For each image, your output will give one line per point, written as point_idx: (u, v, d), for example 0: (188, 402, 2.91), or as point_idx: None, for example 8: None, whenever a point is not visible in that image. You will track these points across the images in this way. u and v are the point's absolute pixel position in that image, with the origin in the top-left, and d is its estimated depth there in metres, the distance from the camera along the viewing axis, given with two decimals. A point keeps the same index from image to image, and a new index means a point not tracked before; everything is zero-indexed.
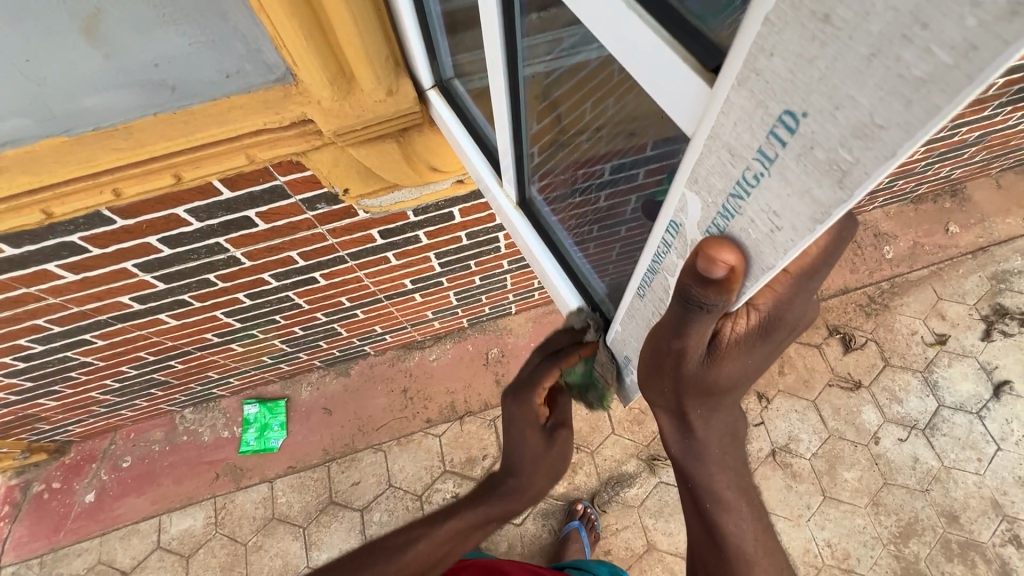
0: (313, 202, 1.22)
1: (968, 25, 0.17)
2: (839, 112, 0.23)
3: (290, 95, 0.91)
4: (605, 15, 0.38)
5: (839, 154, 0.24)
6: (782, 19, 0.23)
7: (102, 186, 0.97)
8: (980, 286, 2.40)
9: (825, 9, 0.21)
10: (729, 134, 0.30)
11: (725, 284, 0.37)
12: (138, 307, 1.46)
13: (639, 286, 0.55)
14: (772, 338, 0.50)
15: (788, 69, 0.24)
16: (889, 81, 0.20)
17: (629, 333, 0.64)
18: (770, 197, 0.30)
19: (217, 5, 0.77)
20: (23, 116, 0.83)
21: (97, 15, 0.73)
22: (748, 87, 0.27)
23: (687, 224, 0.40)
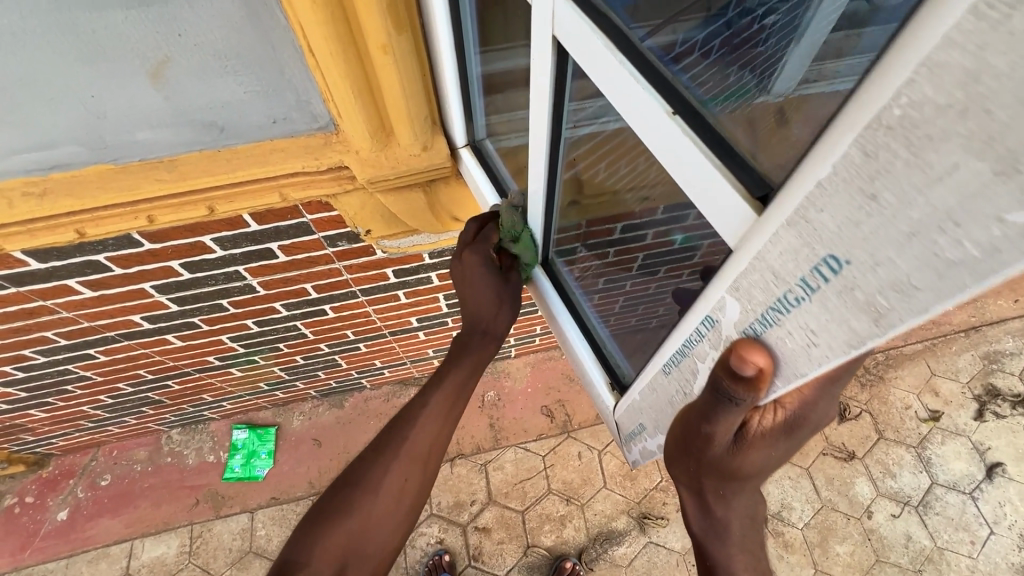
0: (334, 239, 1.25)
1: (993, 233, 0.21)
2: (879, 268, 0.27)
3: (330, 143, 0.97)
4: (658, 130, 0.46)
5: (877, 299, 0.28)
6: (832, 188, 0.28)
7: (138, 212, 1.00)
8: (973, 364, 2.44)
9: (872, 190, 0.25)
10: (775, 260, 0.35)
11: (754, 382, 0.40)
12: (147, 326, 1.46)
13: (665, 364, 0.58)
14: (797, 437, 0.52)
15: (836, 224, 0.28)
16: (926, 256, 0.24)
17: (648, 404, 0.67)
18: (809, 318, 0.33)
19: (278, 61, 0.83)
20: (76, 143, 0.88)
21: (165, 63, 0.79)
22: (797, 228, 0.32)
23: (723, 322, 0.44)
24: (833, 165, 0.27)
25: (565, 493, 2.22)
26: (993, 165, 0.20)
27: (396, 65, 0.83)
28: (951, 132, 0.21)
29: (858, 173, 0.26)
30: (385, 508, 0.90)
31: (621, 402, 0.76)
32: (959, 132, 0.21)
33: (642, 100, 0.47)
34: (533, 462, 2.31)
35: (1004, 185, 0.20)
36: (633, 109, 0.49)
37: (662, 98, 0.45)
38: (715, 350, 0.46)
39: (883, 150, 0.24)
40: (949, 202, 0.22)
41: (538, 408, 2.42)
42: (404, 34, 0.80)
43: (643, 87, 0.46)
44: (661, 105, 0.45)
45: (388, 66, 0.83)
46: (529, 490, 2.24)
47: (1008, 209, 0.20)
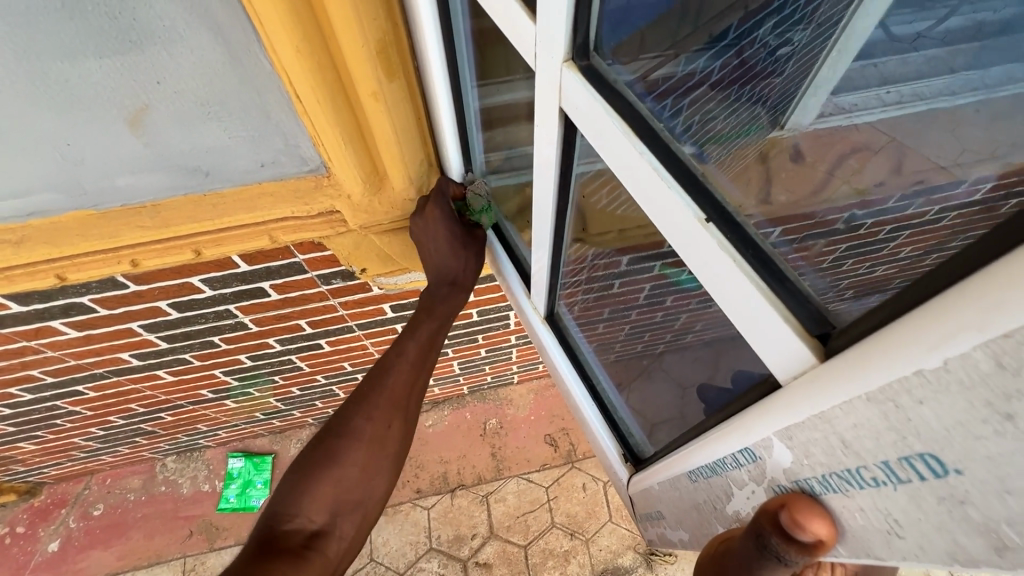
0: (328, 277, 1.20)
1: None
2: (1007, 496, 0.23)
3: (320, 186, 0.92)
4: (690, 235, 0.41)
5: (1001, 528, 0.24)
6: (942, 384, 0.24)
7: (121, 256, 0.95)
8: None
9: (1008, 410, 0.22)
10: (844, 428, 0.31)
11: (813, 548, 0.36)
12: (136, 362, 1.41)
13: (691, 473, 0.52)
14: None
15: (948, 427, 0.25)
16: None
17: (667, 496, 0.61)
18: (893, 506, 0.30)
19: (263, 105, 0.78)
20: (55, 190, 0.83)
21: (144, 111, 0.74)
22: (881, 407, 0.28)
23: (769, 461, 0.39)
24: (949, 360, 0.24)
25: (569, 527, 2.15)
26: None
27: (389, 113, 0.79)
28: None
29: (989, 385, 0.22)
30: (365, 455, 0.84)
31: (635, 481, 0.69)
32: None
33: (670, 200, 0.42)
34: (535, 493, 2.23)
35: None
36: (657, 205, 0.44)
37: (694, 202, 0.40)
38: (754, 482, 0.42)
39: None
40: None
41: (541, 437, 2.35)
42: (395, 81, 0.76)
43: (675, 190, 0.41)
44: (692, 210, 0.40)
45: (380, 114, 0.78)
46: (532, 523, 2.17)
47: None
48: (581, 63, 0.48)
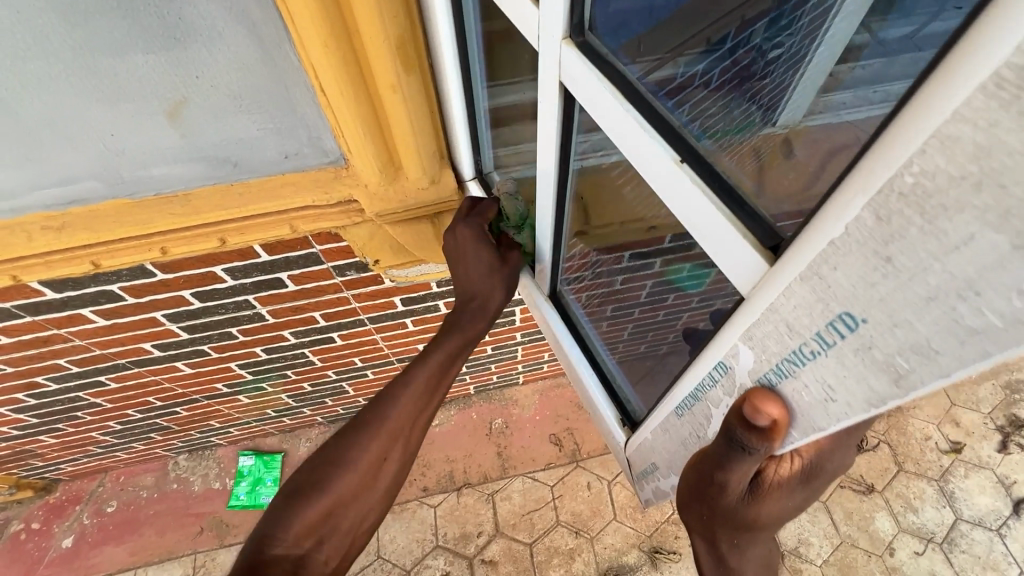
0: (343, 269, 1.26)
1: (1014, 305, 0.21)
2: (898, 329, 0.27)
3: (340, 177, 0.99)
4: (668, 179, 0.47)
5: (897, 360, 0.28)
6: (845, 247, 0.28)
7: (152, 244, 1.02)
8: (993, 395, 2.39)
9: (887, 253, 0.26)
10: (788, 312, 0.35)
11: (769, 432, 0.40)
12: (157, 353, 1.47)
13: (677, 406, 0.57)
14: (813, 485, 0.50)
15: (848, 282, 0.29)
16: (946, 322, 0.24)
17: (659, 443, 0.65)
18: (826, 373, 0.33)
19: (291, 100, 0.85)
20: (94, 179, 0.90)
21: (182, 104, 0.81)
22: (810, 283, 0.32)
23: (737, 368, 0.43)
24: (848, 226, 0.27)
25: (574, 525, 2.17)
26: (1011, 239, 0.20)
27: (405, 104, 0.85)
28: (968, 203, 0.21)
29: (873, 236, 0.26)
30: (386, 449, 0.79)
31: (633, 440, 0.74)
32: (974, 204, 0.21)
33: (650, 148, 0.48)
34: (541, 492, 2.26)
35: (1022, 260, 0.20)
36: (640, 157, 0.50)
37: (670, 147, 0.46)
38: (728, 396, 0.46)
39: (896, 214, 0.24)
40: (967, 272, 0.22)
41: (546, 436, 2.38)
42: (412, 74, 0.82)
43: (653, 139, 0.47)
44: (669, 153, 0.46)
45: (396, 104, 0.84)
46: (537, 521, 2.19)
47: None
48: (576, 40, 0.54)
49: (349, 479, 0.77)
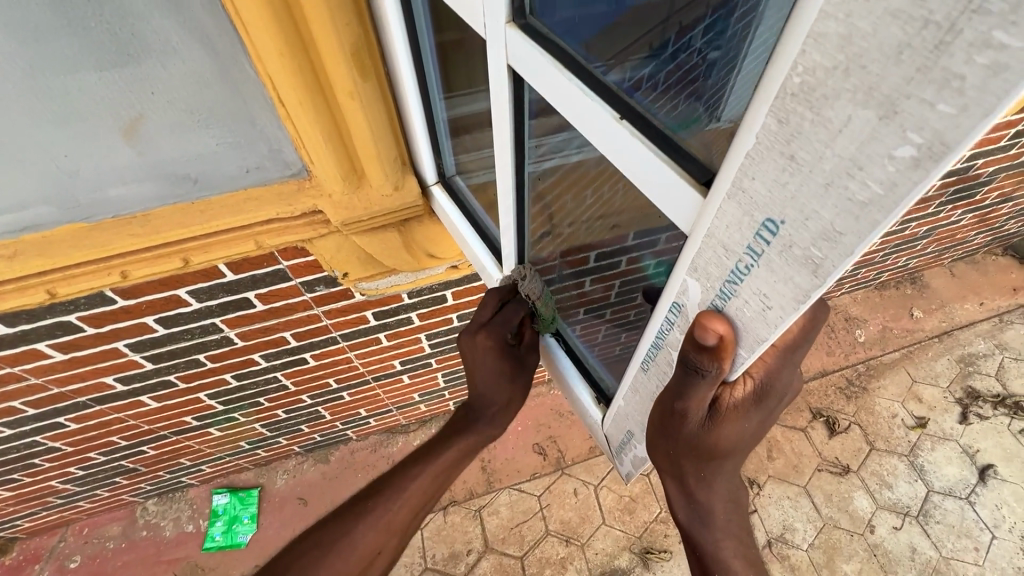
0: (312, 285, 1.26)
1: (889, 169, 0.24)
2: (808, 221, 0.30)
3: (303, 188, 0.99)
4: (612, 138, 0.49)
5: (812, 251, 0.31)
6: (758, 156, 0.31)
7: (111, 267, 1.00)
8: (950, 369, 2.50)
9: (791, 151, 0.29)
10: (723, 235, 0.38)
11: (718, 351, 0.44)
12: (121, 388, 1.42)
13: (643, 362, 0.60)
14: (764, 404, 0.57)
15: (765, 189, 0.32)
16: (842, 203, 0.28)
17: (631, 408, 0.68)
18: (760, 283, 0.37)
19: (249, 112, 0.86)
20: (47, 203, 0.88)
21: (139, 120, 0.81)
22: (737, 200, 0.35)
23: (688, 305, 0.47)
24: (757, 135, 0.31)
25: (564, 534, 2.15)
26: (877, 111, 0.23)
27: (364, 109, 0.87)
28: (842, 89, 0.24)
29: (776, 138, 0.29)
30: (381, 544, 0.91)
31: (608, 412, 0.77)
32: (847, 88, 0.24)
33: (591, 110, 0.51)
34: (528, 503, 2.24)
35: (888, 126, 0.23)
36: (585, 121, 0.52)
37: (608, 106, 0.49)
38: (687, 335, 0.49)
39: (792, 115, 0.28)
40: (850, 152, 0.26)
41: (529, 446, 2.37)
42: (370, 80, 0.85)
43: (594, 101, 0.50)
44: (609, 113, 0.49)
45: (356, 110, 0.86)
46: (526, 533, 2.16)
47: (896, 146, 0.24)
48: (520, 22, 0.57)
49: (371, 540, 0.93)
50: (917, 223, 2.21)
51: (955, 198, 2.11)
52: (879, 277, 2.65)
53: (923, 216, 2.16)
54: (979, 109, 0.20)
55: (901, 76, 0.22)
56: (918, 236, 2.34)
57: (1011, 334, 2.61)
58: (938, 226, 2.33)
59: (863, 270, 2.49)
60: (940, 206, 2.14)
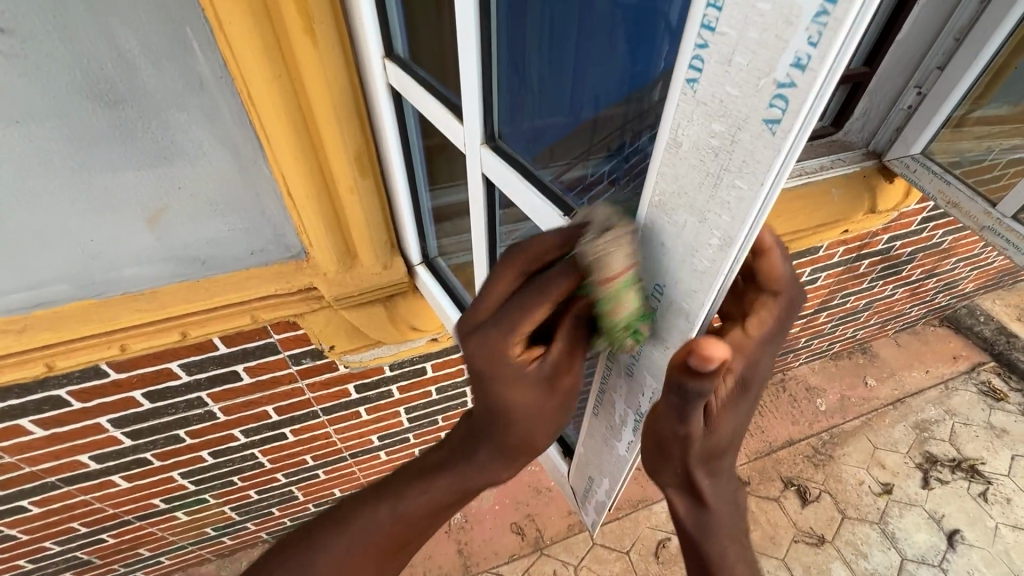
0: (299, 358, 1.33)
1: (709, 251, 0.40)
2: (677, 285, 0.46)
3: (300, 268, 1.11)
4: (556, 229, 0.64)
5: (682, 305, 0.46)
6: (644, 243, 0.47)
7: (112, 341, 1.07)
8: (907, 435, 2.62)
9: (661, 240, 0.45)
10: (632, 297, 0.53)
11: (720, 373, 0.47)
12: (94, 466, 1.41)
13: (594, 407, 0.74)
14: (747, 391, 0.61)
15: (651, 265, 0.47)
16: (692, 272, 0.43)
17: (589, 452, 0.82)
18: (659, 330, 0.51)
19: (260, 205, 1.00)
20: (65, 281, 0.97)
21: (163, 211, 0.94)
22: (637, 273, 0.50)
23: (620, 354, 0.61)
24: (642, 230, 0.47)
25: None
26: (697, 217, 0.40)
27: (361, 204, 1.02)
28: (679, 205, 0.41)
29: (652, 232, 0.46)
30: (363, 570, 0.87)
31: (573, 461, 0.90)
32: (682, 203, 0.41)
33: (542, 210, 0.66)
34: None
35: (704, 226, 0.40)
36: (537, 217, 0.68)
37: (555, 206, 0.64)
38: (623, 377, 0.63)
39: (659, 218, 0.44)
40: (689, 241, 0.42)
41: (507, 525, 2.32)
42: (367, 181, 1.01)
43: (544, 202, 0.65)
44: (555, 211, 0.63)
45: (354, 205, 1.01)
46: None
47: (710, 237, 0.40)
48: (490, 144, 0.73)
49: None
50: (856, 296, 2.42)
51: (884, 273, 2.35)
52: (832, 347, 2.82)
53: (859, 289, 2.38)
54: (740, 216, 0.36)
55: (704, 199, 0.38)
56: (859, 308, 2.56)
57: (958, 399, 2.78)
58: (876, 299, 2.56)
59: (816, 341, 2.67)
60: (873, 280, 2.37)
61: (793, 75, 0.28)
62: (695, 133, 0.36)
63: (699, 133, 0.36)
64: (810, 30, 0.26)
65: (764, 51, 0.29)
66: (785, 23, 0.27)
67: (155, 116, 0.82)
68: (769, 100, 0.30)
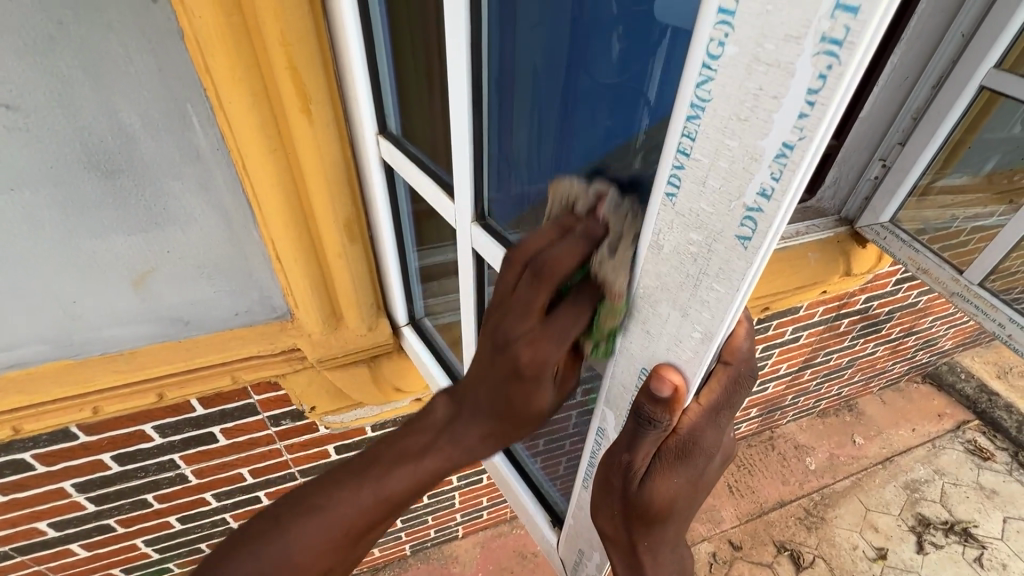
0: (278, 418, 1.30)
1: (695, 341, 0.41)
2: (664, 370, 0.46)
3: (285, 329, 1.11)
4: None
5: None
6: (631, 328, 0.48)
7: (85, 403, 1.04)
8: (898, 496, 2.59)
9: (646, 327, 0.46)
10: (619, 377, 0.53)
11: (672, 402, 0.45)
12: (53, 534, 1.33)
13: (583, 481, 0.72)
14: (694, 462, 0.50)
15: (639, 350, 0.48)
16: (676, 360, 0.44)
17: (581, 524, 0.79)
18: None
19: (248, 268, 1.01)
20: (43, 342, 0.96)
21: (149, 273, 0.94)
22: (626, 355, 0.51)
23: (607, 426, 0.59)
24: (628, 316, 0.48)
25: None
26: (681, 311, 0.41)
27: (349, 268, 1.03)
28: (664, 297, 0.42)
29: (637, 320, 0.47)
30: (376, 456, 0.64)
31: (563, 534, 0.87)
32: (667, 297, 0.42)
33: None
34: None
35: (688, 320, 0.41)
36: None
37: None
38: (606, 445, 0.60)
39: (643, 307, 0.45)
40: (674, 332, 0.43)
41: None
42: (356, 245, 1.02)
43: None
44: None
45: (342, 268, 1.02)
46: None
47: (694, 328, 0.41)
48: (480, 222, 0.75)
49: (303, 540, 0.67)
50: (838, 353, 2.45)
51: (864, 332, 2.40)
52: (818, 404, 2.82)
53: (841, 347, 2.41)
54: (720, 314, 0.38)
55: (687, 293, 0.40)
56: (842, 365, 2.58)
57: (946, 459, 2.76)
58: (858, 356, 2.59)
59: (802, 398, 2.67)
60: (854, 338, 2.40)
61: (760, 201, 0.31)
62: (674, 240, 0.38)
63: (678, 240, 0.38)
64: (772, 166, 0.29)
65: (733, 179, 0.32)
66: (750, 159, 0.30)
67: (150, 184, 0.84)
68: (740, 219, 0.32)
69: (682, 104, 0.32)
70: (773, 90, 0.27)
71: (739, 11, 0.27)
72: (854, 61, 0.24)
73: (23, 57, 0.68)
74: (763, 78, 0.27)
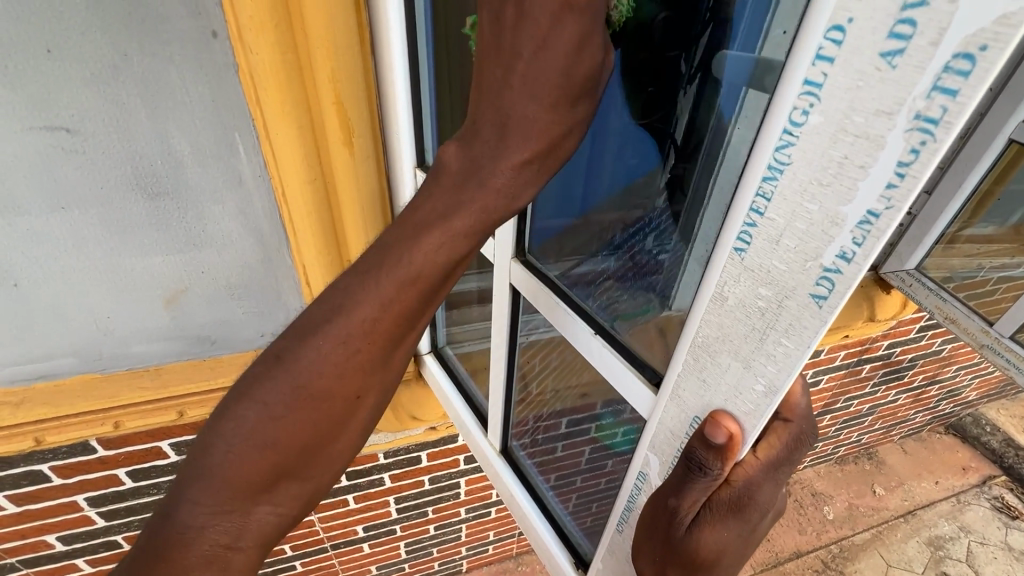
0: None
1: (758, 393, 0.39)
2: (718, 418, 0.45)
3: None
4: (587, 345, 0.66)
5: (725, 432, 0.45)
6: (686, 375, 0.47)
7: (107, 417, 1.05)
8: (921, 552, 2.47)
9: (702, 376, 0.45)
10: (670, 424, 0.51)
11: (724, 451, 0.44)
12: (59, 548, 1.31)
13: (618, 524, 0.69)
14: (746, 517, 0.49)
15: (691, 398, 0.47)
16: (735, 411, 0.42)
17: (609, 568, 0.76)
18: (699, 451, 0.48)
19: (278, 290, 1.02)
20: (72, 355, 0.97)
21: (182, 292, 0.96)
22: (677, 401, 0.49)
23: (649, 473, 0.57)
24: (682, 362, 0.47)
25: None
26: (742, 361, 0.40)
27: None
28: (725, 347, 0.41)
29: (691, 367, 0.45)
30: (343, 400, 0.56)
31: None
32: (729, 347, 0.40)
33: (574, 324, 0.68)
34: None
35: (750, 371, 0.39)
36: (567, 328, 0.69)
37: (586, 323, 0.66)
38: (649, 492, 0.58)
39: (700, 355, 0.44)
40: (734, 382, 0.41)
41: None
42: None
43: (576, 318, 0.67)
44: (586, 328, 0.66)
45: None
46: None
47: (758, 380, 0.39)
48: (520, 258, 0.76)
49: (299, 427, 0.55)
50: (858, 400, 2.40)
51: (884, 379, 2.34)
52: (837, 451, 2.74)
53: (862, 393, 2.36)
54: (787, 368, 0.36)
55: (752, 344, 0.38)
56: (862, 412, 2.51)
57: (972, 515, 2.65)
58: (879, 403, 2.52)
59: (820, 444, 2.60)
60: (875, 385, 2.35)
61: (838, 264, 0.30)
62: (740, 293, 0.38)
63: (745, 293, 0.37)
64: (855, 232, 0.29)
65: (809, 240, 0.31)
66: (830, 222, 0.30)
67: (192, 207, 0.87)
68: (815, 278, 0.32)
69: (759, 166, 0.33)
70: (860, 159, 0.27)
71: (827, 84, 0.28)
72: (950, 139, 0.24)
73: (87, 85, 0.72)
74: (848, 147, 0.28)
